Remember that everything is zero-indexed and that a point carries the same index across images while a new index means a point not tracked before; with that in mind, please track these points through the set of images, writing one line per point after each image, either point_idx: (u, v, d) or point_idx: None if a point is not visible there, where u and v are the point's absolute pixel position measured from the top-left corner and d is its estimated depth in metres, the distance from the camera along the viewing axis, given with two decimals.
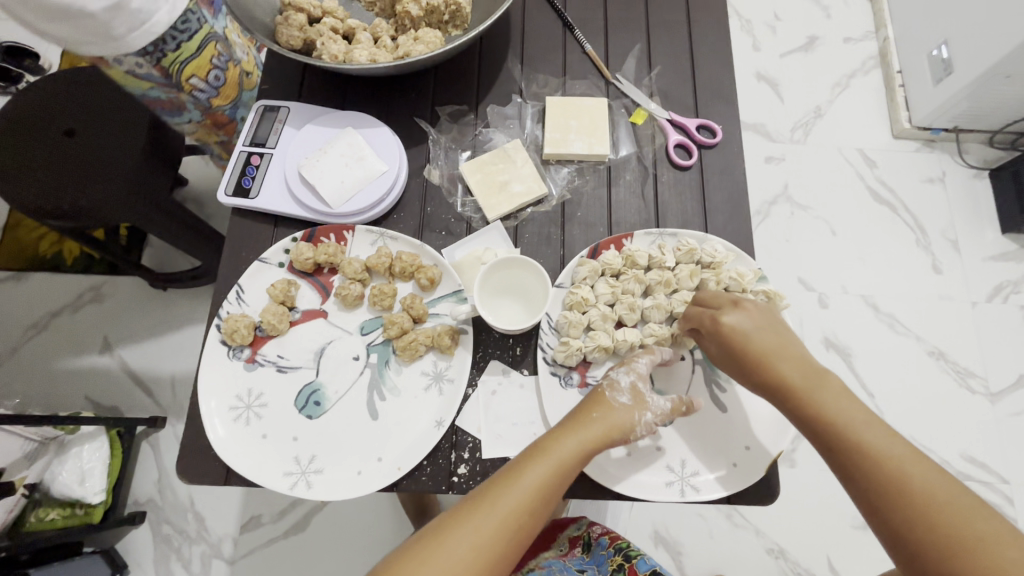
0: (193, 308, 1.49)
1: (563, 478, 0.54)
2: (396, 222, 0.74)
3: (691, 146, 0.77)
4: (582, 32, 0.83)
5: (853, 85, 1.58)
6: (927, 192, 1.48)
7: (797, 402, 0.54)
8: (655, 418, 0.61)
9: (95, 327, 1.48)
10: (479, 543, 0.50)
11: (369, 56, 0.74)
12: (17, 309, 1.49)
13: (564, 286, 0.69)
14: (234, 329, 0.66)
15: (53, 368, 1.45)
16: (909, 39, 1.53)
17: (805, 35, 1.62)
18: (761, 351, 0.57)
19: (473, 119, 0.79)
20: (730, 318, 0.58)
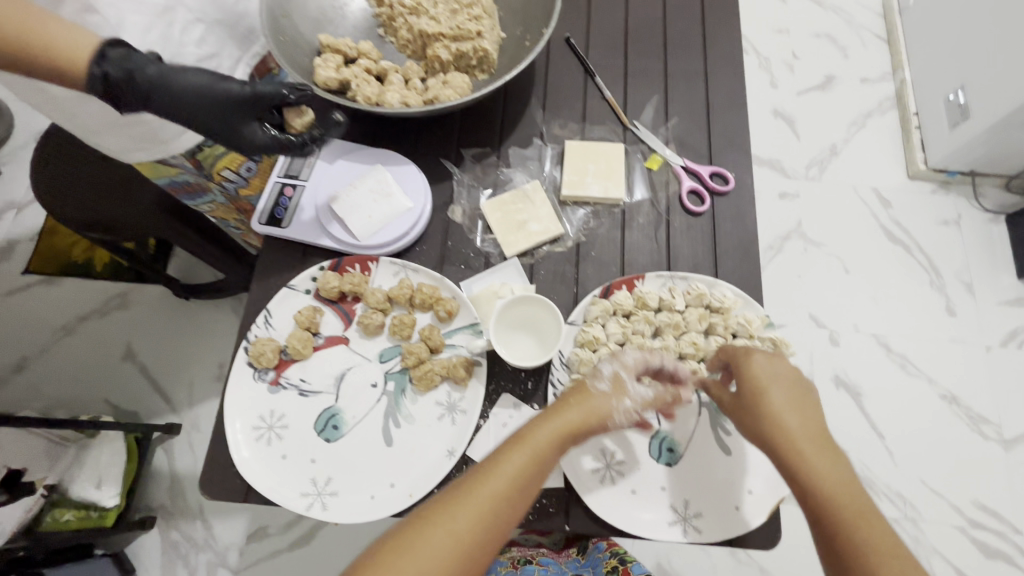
0: (215, 319, 1.53)
1: (538, 466, 0.55)
2: (419, 255, 0.78)
3: (704, 194, 0.80)
4: (602, 79, 0.87)
5: (869, 125, 1.60)
6: (942, 235, 1.49)
7: (797, 473, 0.53)
8: (635, 406, 0.61)
9: (119, 333, 1.53)
10: (455, 536, 0.50)
11: (401, 98, 0.77)
12: (48, 313, 1.55)
13: (576, 323, 0.71)
14: (260, 352, 0.69)
15: (78, 372, 1.50)
16: (927, 84, 1.56)
17: (822, 75, 1.65)
18: (773, 403, 0.57)
19: (496, 160, 0.82)
20: (759, 363, 0.60)
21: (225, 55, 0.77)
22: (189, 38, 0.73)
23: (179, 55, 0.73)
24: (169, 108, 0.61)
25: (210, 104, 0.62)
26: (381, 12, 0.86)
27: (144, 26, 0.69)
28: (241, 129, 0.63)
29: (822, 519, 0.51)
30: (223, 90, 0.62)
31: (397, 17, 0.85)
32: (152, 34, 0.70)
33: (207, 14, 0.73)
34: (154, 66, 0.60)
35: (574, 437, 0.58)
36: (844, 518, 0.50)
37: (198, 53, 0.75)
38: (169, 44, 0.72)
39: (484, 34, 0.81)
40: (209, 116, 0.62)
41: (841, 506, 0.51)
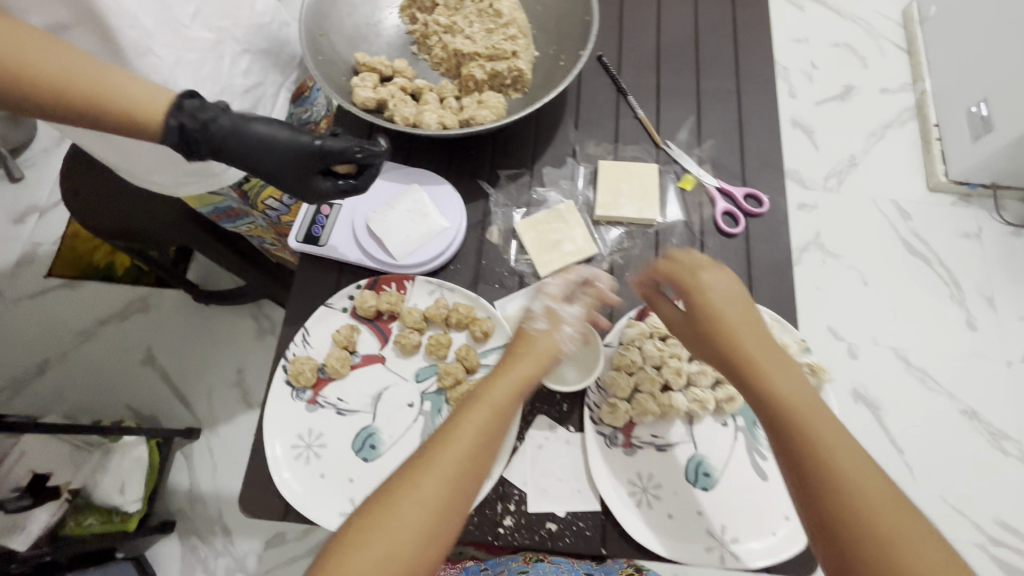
0: (234, 325, 1.55)
1: (499, 417, 0.56)
2: (454, 273, 0.78)
3: (738, 216, 0.80)
4: (634, 97, 0.87)
5: (888, 136, 1.58)
6: (963, 248, 1.48)
7: (756, 384, 0.52)
8: (574, 327, 0.65)
9: (139, 337, 1.55)
10: (422, 503, 0.50)
11: (438, 119, 0.78)
12: (69, 317, 1.56)
13: (612, 345, 0.72)
14: (299, 370, 0.70)
15: (99, 376, 1.51)
16: (951, 95, 1.53)
17: (840, 84, 1.64)
18: (726, 322, 0.55)
19: (529, 179, 0.83)
20: (707, 277, 0.57)
21: (269, 83, 0.77)
22: (238, 69, 0.73)
23: (229, 88, 0.72)
24: (238, 159, 0.59)
25: (278, 156, 0.59)
26: (415, 29, 0.87)
27: (199, 62, 0.68)
28: (309, 181, 0.61)
29: (782, 432, 0.50)
30: (291, 140, 0.59)
31: (431, 36, 0.85)
32: (205, 69, 0.69)
33: (253, 45, 0.74)
34: (224, 120, 0.57)
35: (528, 382, 0.60)
36: (805, 424, 0.49)
37: (246, 82, 0.74)
38: (220, 78, 0.71)
39: (519, 54, 0.82)
40: (277, 168, 0.60)
41: (802, 412, 0.50)
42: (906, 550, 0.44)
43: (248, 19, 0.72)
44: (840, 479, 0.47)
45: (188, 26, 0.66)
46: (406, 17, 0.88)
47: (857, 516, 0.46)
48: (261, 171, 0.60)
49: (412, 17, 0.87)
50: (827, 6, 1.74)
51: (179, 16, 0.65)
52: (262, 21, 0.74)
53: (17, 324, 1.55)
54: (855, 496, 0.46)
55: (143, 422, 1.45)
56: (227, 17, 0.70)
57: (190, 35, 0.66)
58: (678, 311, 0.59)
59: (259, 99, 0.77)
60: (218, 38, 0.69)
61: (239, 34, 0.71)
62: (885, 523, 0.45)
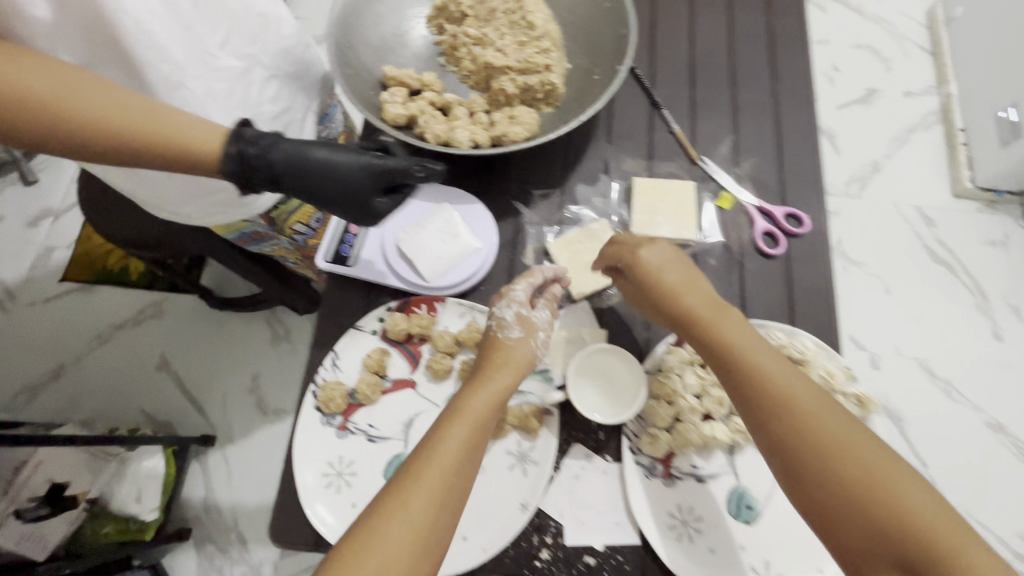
0: (250, 331, 1.49)
1: (481, 430, 0.57)
2: (483, 294, 0.76)
3: (779, 236, 0.77)
4: (669, 112, 0.84)
5: (911, 142, 1.24)
6: (991, 258, 1.18)
7: (700, 333, 0.61)
8: (546, 332, 0.68)
9: (153, 342, 1.49)
10: (411, 516, 0.49)
11: (470, 136, 0.75)
12: (82, 322, 1.51)
13: (651, 372, 0.70)
14: (329, 397, 0.68)
15: (113, 383, 1.46)
16: (980, 95, 1.20)
17: (861, 87, 1.26)
18: (670, 286, 0.64)
19: (561, 196, 0.80)
20: (646, 252, 0.67)
21: (297, 108, 0.71)
22: (266, 96, 0.66)
23: (258, 116, 0.66)
24: (302, 187, 0.58)
25: (344, 182, 0.59)
26: (443, 40, 0.84)
27: (227, 92, 0.61)
28: (373, 205, 0.61)
29: (729, 372, 0.58)
30: (355, 164, 0.59)
31: (460, 47, 0.83)
32: (234, 98, 0.63)
33: (280, 69, 0.67)
34: (287, 146, 0.55)
35: (508, 393, 0.61)
36: (752, 369, 0.56)
37: (274, 108, 0.68)
38: (248, 106, 0.64)
39: (552, 67, 0.79)
40: (341, 194, 0.59)
41: (749, 357, 0.56)
42: (863, 463, 0.49)
43: (275, 43, 0.65)
44: (793, 410, 0.52)
45: (217, 55, 0.60)
46: (434, 27, 0.86)
47: (814, 444, 0.51)
48: (325, 198, 0.59)
49: (440, 27, 0.85)
50: (846, 3, 1.38)
51: (207, 46, 0.59)
52: (288, 44, 0.67)
53: (28, 328, 1.50)
54: (795, 408, 0.53)
55: (159, 430, 1.40)
56: (254, 44, 0.63)
57: (219, 64, 0.60)
58: (629, 283, 0.68)
59: (288, 125, 0.70)
60: (246, 65, 0.63)
61: (267, 60, 0.65)
62: (840, 443, 0.50)
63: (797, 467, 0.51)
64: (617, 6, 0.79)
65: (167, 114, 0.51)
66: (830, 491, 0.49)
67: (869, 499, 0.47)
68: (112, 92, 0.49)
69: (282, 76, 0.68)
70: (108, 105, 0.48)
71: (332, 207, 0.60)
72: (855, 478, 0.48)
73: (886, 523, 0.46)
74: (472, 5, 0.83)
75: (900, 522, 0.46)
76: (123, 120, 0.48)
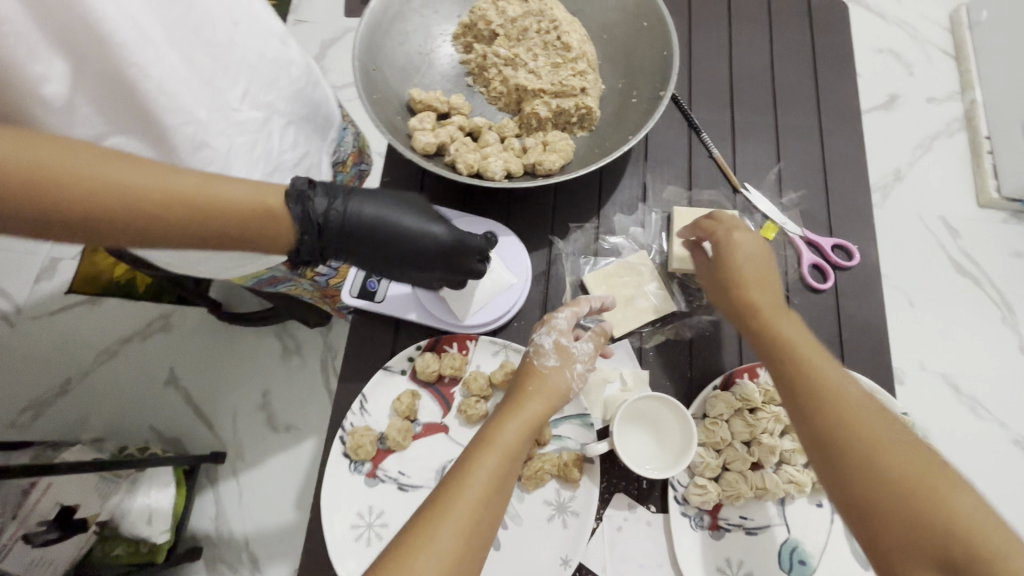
0: (261, 346, 1.29)
1: (510, 463, 0.52)
2: (516, 330, 0.72)
3: (827, 269, 0.74)
4: (707, 135, 0.81)
5: (935, 150, 1.10)
6: (1016, 272, 1.01)
7: (760, 326, 0.58)
8: (585, 366, 0.63)
9: (162, 356, 1.32)
10: (438, 552, 0.44)
11: (503, 165, 0.71)
12: (86, 334, 1.34)
13: (696, 417, 0.66)
14: (358, 444, 0.65)
15: (122, 400, 1.29)
16: (1006, 102, 1.06)
17: (884, 92, 1.12)
18: (748, 271, 0.61)
19: (596, 224, 0.77)
20: (739, 235, 0.64)
21: (314, 149, 0.67)
22: (286, 142, 0.62)
23: (281, 166, 0.62)
24: (372, 218, 0.56)
25: (403, 217, 0.57)
26: (471, 60, 0.81)
27: (249, 145, 0.58)
28: (445, 233, 0.59)
29: (784, 372, 0.54)
30: (407, 208, 0.59)
31: (490, 68, 0.79)
32: (256, 150, 0.59)
33: (297, 113, 0.63)
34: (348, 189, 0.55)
35: (539, 425, 0.56)
36: (801, 360, 0.54)
37: (294, 156, 0.64)
38: (271, 157, 0.61)
39: (588, 90, 0.75)
40: (412, 221, 0.58)
41: (797, 351, 0.54)
42: (910, 470, 0.46)
43: (289, 86, 0.61)
44: (840, 407, 0.50)
45: (238, 108, 0.56)
46: (460, 45, 0.82)
47: (858, 442, 0.48)
48: (397, 228, 0.57)
49: (467, 46, 0.82)
50: (864, 7, 1.23)
51: (228, 100, 0.55)
52: (299, 86, 0.63)
53: (25, 346, 1.33)
54: (851, 413, 0.49)
55: (169, 448, 1.23)
56: (271, 90, 0.59)
57: (240, 118, 0.57)
58: (710, 258, 0.65)
59: (310, 169, 0.67)
60: (265, 115, 0.59)
61: (283, 106, 0.61)
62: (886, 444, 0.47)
63: (839, 467, 0.48)
64: (655, 25, 0.75)
65: (214, 181, 0.44)
66: (874, 493, 0.46)
67: (915, 500, 0.44)
68: (144, 166, 0.41)
69: (306, 117, 0.65)
70: (149, 183, 0.41)
71: (407, 245, 0.58)
72: (902, 478, 0.45)
73: (933, 526, 0.43)
74: (502, 22, 0.78)
75: (953, 529, 0.42)
76: (168, 197, 0.41)
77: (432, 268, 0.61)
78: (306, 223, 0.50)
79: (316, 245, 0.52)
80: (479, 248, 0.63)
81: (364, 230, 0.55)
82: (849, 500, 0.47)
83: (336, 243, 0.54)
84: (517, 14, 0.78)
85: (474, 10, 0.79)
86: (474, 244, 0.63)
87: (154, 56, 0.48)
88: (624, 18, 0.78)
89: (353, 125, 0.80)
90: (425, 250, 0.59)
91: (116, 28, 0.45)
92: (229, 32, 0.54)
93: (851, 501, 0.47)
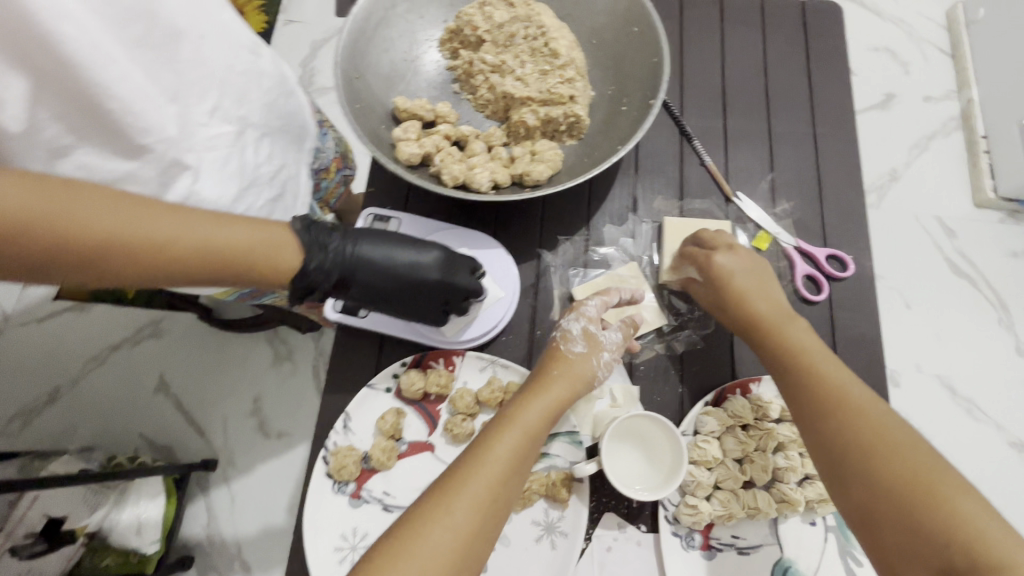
0: (246, 354, 1.14)
1: (532, 442, 0.53)
2: (505, 345, 0.71)
3: (822, 280, 0.72)
4: (700, 142, 0.79)
5: (932, 150, 1.06)
6: (1015, 274, 0.97)
7: (767, 337, 0.61)
8: (612, 354, 0.64)
9: (152, 361, 1.17)
10: (454, 528, 0.44)
11: (490, 176, 0.70)
12: (75, 339, 1.22)
13: (688, 434, 0.65)
14: (342, 464, 0.63)
15: (108, 408, 1.15)
16: (1005, 99, 1.02)
17: (879, 91, 1.09)
18: (740, 290, 0.63)
19: (586, 235, 0.75)
20: (722, 259, 0.64)
21: (291, 161, 0.65)
22: (260, 156, 0.60)
23: (257, 180, 0.60)
24: (371, 244, 0.56)
25: (403, 257, 0.57)
26: (458, 66, 0.79)
27: (222, 161, 0.56)
28: (440, 248, 0.59)
29: (791, 375, 0.57)
30: (406, 249, 0.58)
31: (477, 74, 0.77)
32: (230, 166, 0.57)
33: (271, 126, 0.61)
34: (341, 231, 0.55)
35: (562, 409, 0.57)
36: (810, 371, 0.56)
37: (271, 168, 0.61)
38: (247, 172, 0.59)
39: (577, 98, 0.73)
40: (406, 241, 0.58)
41: (807, 360, 0.57)
42: (914, 473, 0.46)
43: (262, 98, 0.58)
44: (847, 412, 0.52)
45: (207, 123, 0.54)
46: (447, 51, 0.80)
47: (864, 449, 0.49)
48: (393, 247, 0.57)
49: (454, 52, 0.80)
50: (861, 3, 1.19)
51: (195, 116, 0.53)
52: (273, 97, 0.60)
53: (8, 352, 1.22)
54: (855, 419, 0.51)
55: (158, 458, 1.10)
56: (243, 104, 0.57)
57: (208, 134, 0.54)
58: (702, 288, 0.67)
59: (286, 183, 0.64)
60: (238, 129, 0.57)
61: (257, 118, 0.59)
62: (893, 450, 0.48)
63: (843, 473, 0.50)
64: (646, 31, 0.73)
65: (220, 223, 0.43)
66: (875, 496, 0.47)
67: (911, 510, 0.45)
68: (152, 206, 0.41)
69: (281, 129, 0.62)
70: (158, 225, 0.40)
71: (404, 262, 0.57)
72: (904, 481, 0.46)
73: (933, 529, 0.43)
74: (489, 28, 0.76)
75: (952, 535, 0.42)
76: (177, 239, 0.41)
77: (430, 284, 0.58)
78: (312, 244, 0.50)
79: (321, 266, 0.51)
80: (472, 263, 0.62)
81: (365, 257, 0.55)
82: (855, 506, 0.49)
83: (340, 268, 0.53)
84: (504, 20, 0.76)
85: (460, 16, 0.77)
86: (466, 259, 0.62)
87: (120, 77, 0.47)
88: (615, 22, 0.76)
89: (334, 128, 0.79)
90: (421, 266, 0.57)
91: (77, 51, 0.44)
92: (197, 46, 0.51)
93: (856, 506, 0.49)
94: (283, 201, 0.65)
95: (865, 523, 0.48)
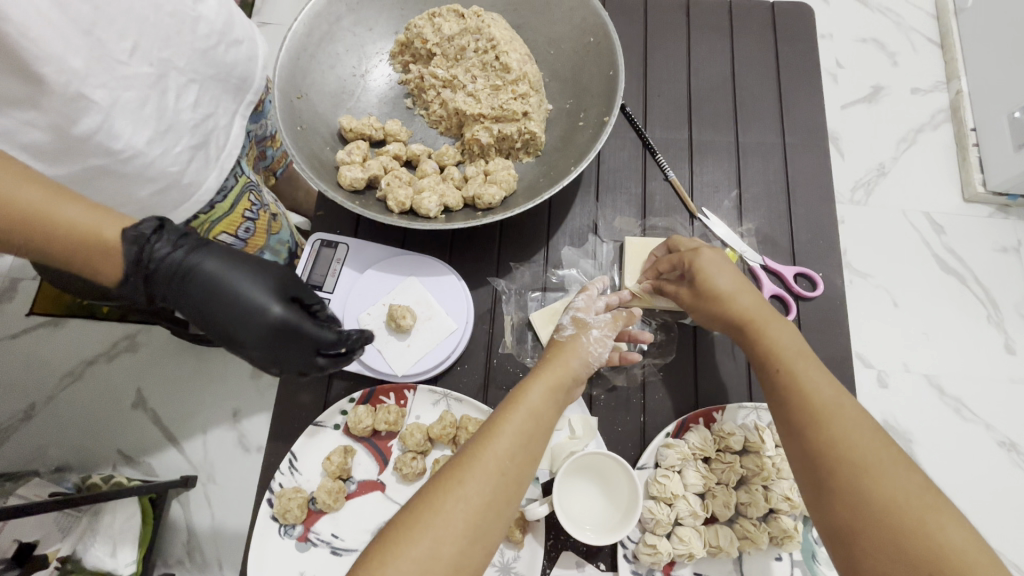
0: (230, 365, 0.93)
1: (538, 424, 0.51)
2: (458, 376, 0.68)
3: (790, 301, 0.69)
4: (664, 156, 0.76)
5: (921, 143, 0.99)
6: (1001, 269, 0.92)
7: (752, 339, 0.54)
8: (603, 330, 0.60)
9: (127, 376, 0.95)
10: (467, 509, 0.44)
11: (439, 200, 0.66)
12: (20, 358, 0.97)
13: (648, 466, 0.62)
14: (286, 508, 0.61)
15: (75, 430, 0.92)
16: (994, 89, 0.96)
17: (866, 83, 1.01)
18: (723, 293, 0.56)
19: (544, 256, 0.72)
20: (700, 257, 0.58)
21: (222, 112, 0.63)
22: (184, 103, 0.58)
23: (177, 125, 0.57)
24: (215, 268, 0.45)
25: (251, 288, 0.45)
26: (409, 80, 0.75)
27: (139, 102, 0.53)
28: (279, 317, 0.45)
29: (772, 385, 0.51)
30: (266, 275, 0.46)
31: (428, 90, 0.73)
32: (147, 108, 0.54)
33: (201, 74, 0.58)
34: (194, 242, 0.45)
35: (564, 389, 0.54)
36: (792, 381, 0.50)
37: (195, 116, 0.59)
38: (166, 116, 0.56)
39: (531, 114, 0.69)
40: (259, 282, 0.46)
41: (792, 367, 0.51)
42: (892, 490, 0.43)
43: (192, 45, 0.56)
44: (830, 427, 0.46)
45: (126, 62, 0.51)
46: (398, 65, 0.76)
47: (847, 465, 0.45)
48: (237, 285, 0.45)
49: (405, 65, 0.76)
50: None
51: (114, 52, 0.50)
52: (208, 45, 0.58)
53: None
54: (841, 434, 0.46)
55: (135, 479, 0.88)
56: (170, 46, 0.55)
57: (128, 72, 0.52)
58: (681, 289, 0.61)
59: (210, 134, 0.61)
60: (160, 71, 0.54)
61: (182, 63, 0.56)
62: (876, 470, 0.44)
63: (822, 490, 0.45)
64: (604, 43, 0.69)
65: (53, 198, 0.39)
66: (859, 517, 0.43)
67: (894, 533, 0.41)
68: None
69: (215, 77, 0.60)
70: None
71: (234, 312, 0.44)
72: (882, 502, 0.42)
73: (919, 557, 0.40)
74: (438, 41, 0.71)
75: (930, 559, 0.40)
76: None
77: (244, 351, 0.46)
78: (132, 269, 0.42)
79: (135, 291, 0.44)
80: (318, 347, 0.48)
81: (199, 281, 0.44)
82: (832, 524, 0.45)
83: (164, 295, 0.44)
84: (454, 32, 0.71)
85: (409, 28, 0.73)
86: (309, 340, 0.47)
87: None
88: (573, 32, 0.72)
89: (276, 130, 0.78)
90: (248, 325, 0.45)
91: None
92: None
93: (835, 525, 0.44)
94: (205, 152, 0.61)
95: (842, 544, 0.44)
